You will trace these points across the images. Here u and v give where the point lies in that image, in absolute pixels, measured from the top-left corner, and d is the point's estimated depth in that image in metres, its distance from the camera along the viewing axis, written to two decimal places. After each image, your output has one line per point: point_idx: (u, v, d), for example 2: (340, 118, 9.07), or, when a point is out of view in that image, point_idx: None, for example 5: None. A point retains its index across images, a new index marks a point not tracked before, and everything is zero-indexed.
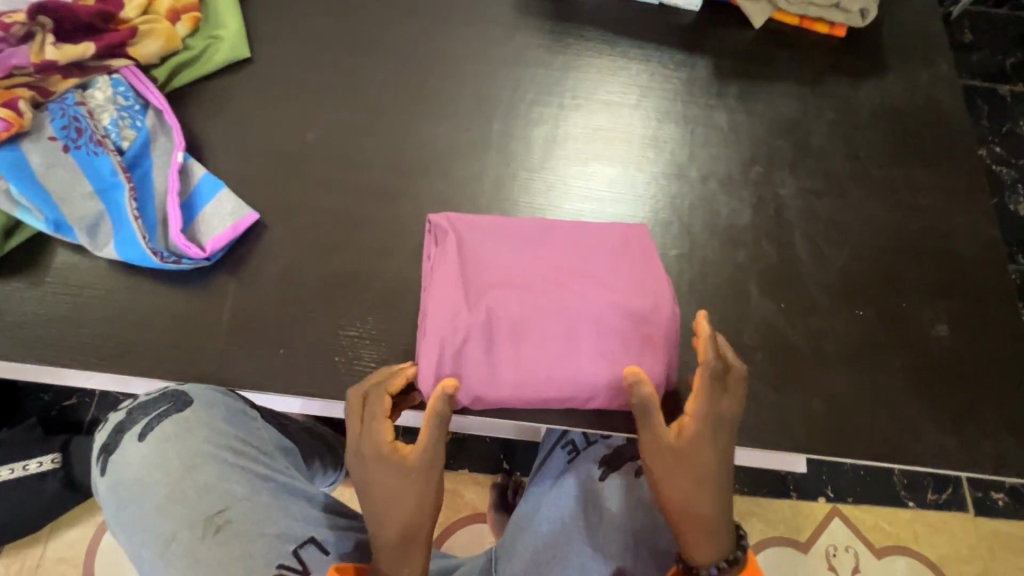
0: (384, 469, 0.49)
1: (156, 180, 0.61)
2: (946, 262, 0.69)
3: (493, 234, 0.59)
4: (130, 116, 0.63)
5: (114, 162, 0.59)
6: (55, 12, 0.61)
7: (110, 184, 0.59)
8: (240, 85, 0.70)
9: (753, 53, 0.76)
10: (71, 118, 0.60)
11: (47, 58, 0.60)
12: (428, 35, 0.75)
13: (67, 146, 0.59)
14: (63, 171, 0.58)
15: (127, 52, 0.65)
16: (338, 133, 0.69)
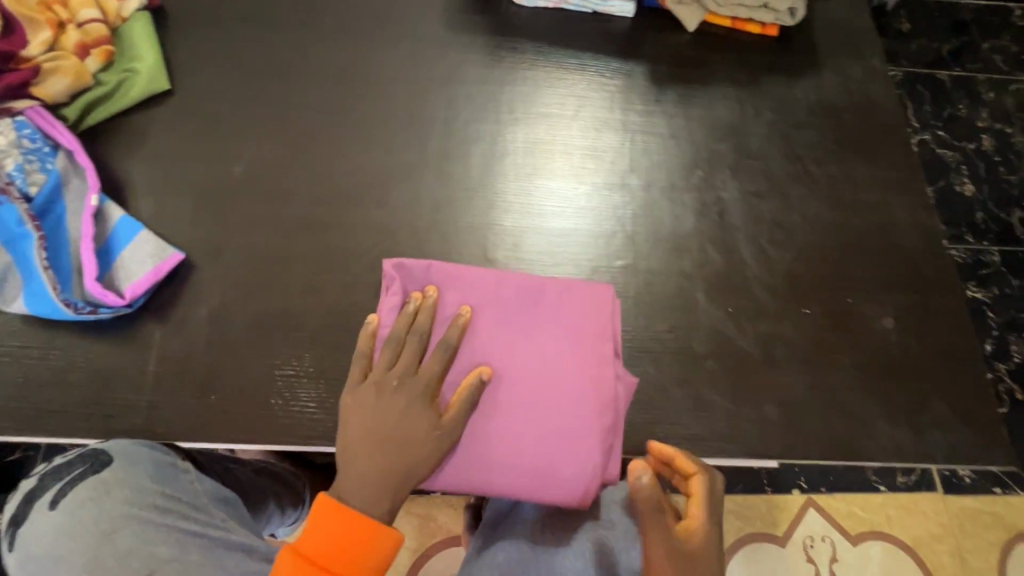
0: (382, 412, 0.52)
1: (66, 224, 0.59)
2: (886, 255, 0.71)
3: (451, 283, 0.57)
4: (33, 159, 0.60)
5: (20, 211, 0.57)
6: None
7: (15, 234, 0.56)
8: (163, 119, 0.68)
9: (687, 57, 0.81)
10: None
11: None
12: (363, 57, 0.75)
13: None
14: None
15: (32, 92, 0.62)
16: (268, 162, 0.67)
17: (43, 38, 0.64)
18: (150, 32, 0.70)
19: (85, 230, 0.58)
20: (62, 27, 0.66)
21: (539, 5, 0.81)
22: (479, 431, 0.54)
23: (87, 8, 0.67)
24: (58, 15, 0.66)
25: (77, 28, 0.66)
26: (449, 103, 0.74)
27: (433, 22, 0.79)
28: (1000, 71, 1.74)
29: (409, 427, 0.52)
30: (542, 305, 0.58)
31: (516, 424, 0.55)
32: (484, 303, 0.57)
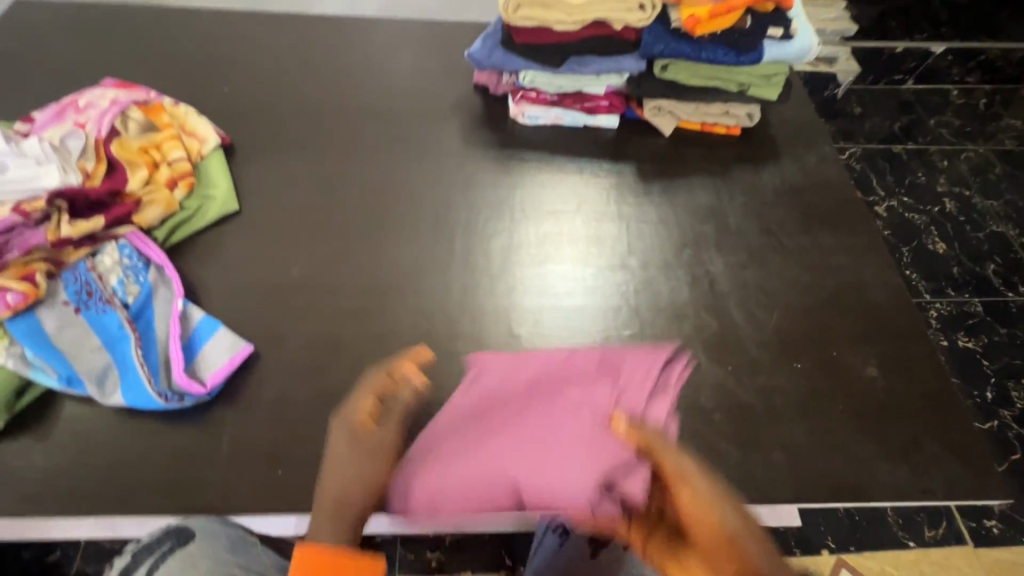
0: (343, 444, 0.59)
1: (157, 327, 0.69)
2: (862, 310, 0.81)
3: (521, 357, 0.71)
4: (132, 273, 0.71)
5: (121, 317, 0.67)
6: (70, 197, 0.72)
7: (118, 337, 0.66)
8: (233, 233, 0.81)
9: (667, 156, 0.96)
10: (84, 282, 0.68)
11: (62, 234, 0.69)
12: (397, 173, 0.90)
13: (80, 308, 0.67)
14: (74, 330, 0.66)
15: (133, 219, 0.75)
16: (321, 263, 0.79)
17: (142, 176, 0.79)
18: (224, 166, 0.85)
19: (175, 331, 0.68)
20: (156, 167, 0.82)
21: (539, 123, 0.98)
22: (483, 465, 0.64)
23: (176, 151, 0.82)
24: (154, 158, 0.82)
25: (168, 166, 0.82)
26: (470, 207, 0.87)
27: (453, 141, 0.95)
28: (948, 142, 1.95)
29: (345, 445, 0.58)
30: (603, 377, 0.69)
31: (533, 464, 0.64)
32: (550, 373, 0.70)
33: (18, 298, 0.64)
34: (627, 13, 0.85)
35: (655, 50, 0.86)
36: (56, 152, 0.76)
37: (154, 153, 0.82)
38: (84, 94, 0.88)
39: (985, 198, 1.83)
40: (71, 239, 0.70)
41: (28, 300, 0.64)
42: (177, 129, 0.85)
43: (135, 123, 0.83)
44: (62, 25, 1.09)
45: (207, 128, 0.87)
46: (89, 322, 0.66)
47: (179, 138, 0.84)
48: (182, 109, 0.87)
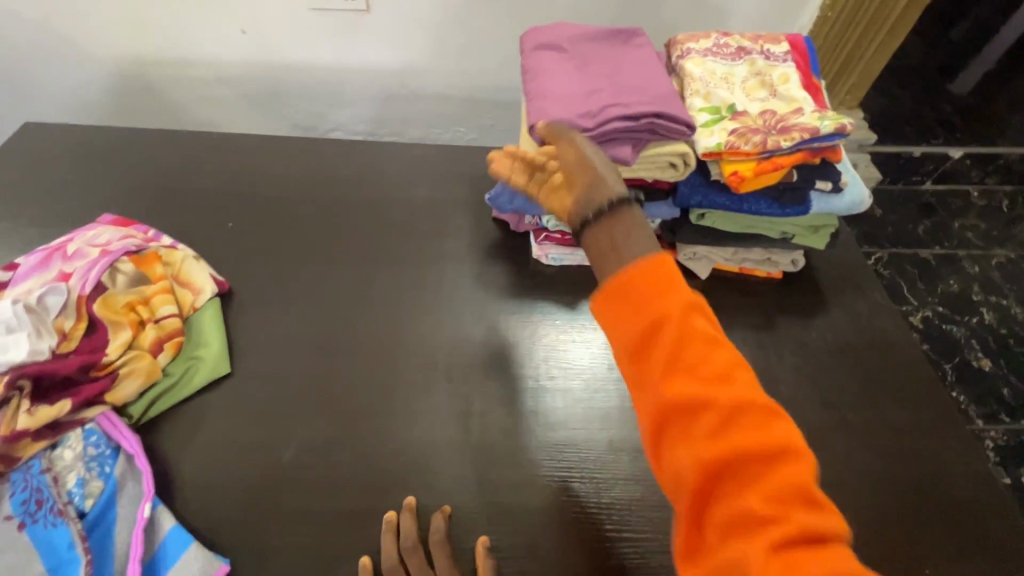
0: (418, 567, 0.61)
1: (117, 540, 0.58)
2: (941, 509, 0.70)
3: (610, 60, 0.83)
4: (96, 469, 0.61)
5: (73, 533, 0.56)
6: (37, 374, 0.63)
7: (63, 562, 0.55)
8: (218, 403, 0.71)
9: (703, 302, 0.88)
10: (36, 488, 0.58)
11: (17, 427, 0.59)
12: (407, 324, 0.82)
13: (25, 522, 0.56)
14: (14, 552, 0.55)
15: (104, 398, 0.65)
16: (316, 445, 0.69)
17: (123, 341, 0.70)
18: (218, 322, 0.77)
19: (135, 549, 0.57)
20: (141, 325, 0.73)
21: (563, 263, 0.91)
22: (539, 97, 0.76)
23: (164, 308, 0.74)
24: (138, 317, 0.73)
25: (154, 326, 0.73)
26: (489, 369, 0.78)
27: (469, 284, 0.88)
28: (978, 247, 1.88)
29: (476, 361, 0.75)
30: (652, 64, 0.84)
31: (556, 97, 0.75)
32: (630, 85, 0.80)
33: None
34: (658, 171, 0.78)
35: (692, 202, 0.79)
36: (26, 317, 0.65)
37: (138, 311, 0.74)
38: (75, 236, 0.81)
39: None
40: (29, 431, 0.60)
41: None
42: (169, 281, 0.78)
43: (121, 276, 0.75)
44: (66, 149, 1.05)
45: (203, 277, 0.79)
46: (34, 540, 0.56)
47: (170, 292, 0.77)
48: (179, 255, 0.81)
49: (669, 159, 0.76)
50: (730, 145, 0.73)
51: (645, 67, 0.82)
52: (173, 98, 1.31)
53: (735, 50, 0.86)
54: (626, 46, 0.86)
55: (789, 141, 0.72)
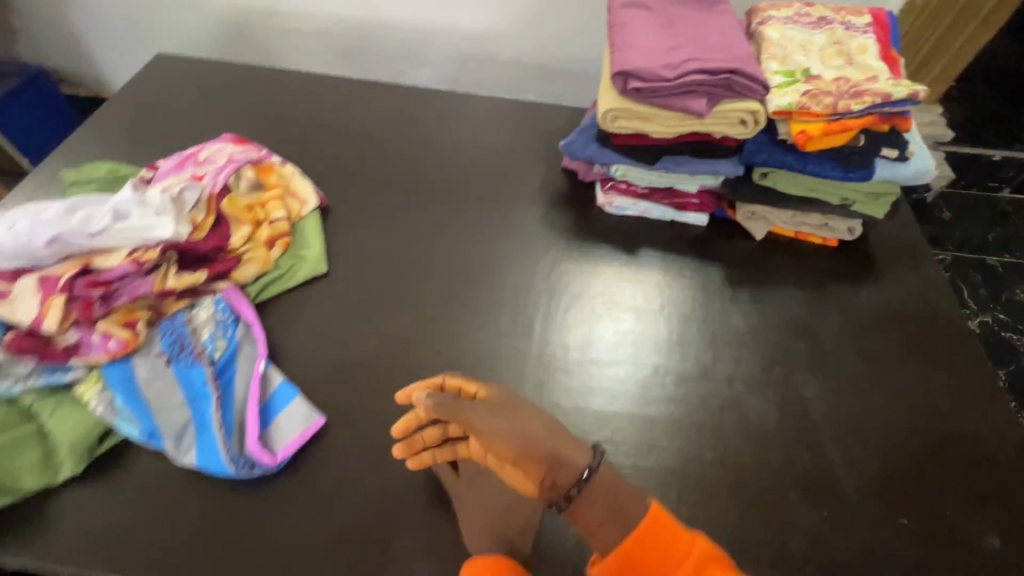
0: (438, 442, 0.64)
1: (237, 385, 0.69)
2: (980, 466, 0.72)
3: (690, 18, 0.88)
4: (222, 329, 0.73)
5: (206, 374, 0.68)
6: (180, 249, 0.75)
7: (200, 393, 0.67)
8: (315, 295, 0.82)
9: (757, 260, 0.93)
10: (180, 336, 0.71)
11: (167, 285, 0.72)
12: (478, 251, 0.91)
13: (170, 360, 0.69)
14: (161, 380, 0.67)
15: (229, 276, 0.78)
16: (396, 340, 0.79)
17: (244, 234, 0.82)
18: (319, 229, 0.88)
19: (254, 392, 0.68)
20: (258, 224, 0.85)
21: (626, 213, 0.98)
22: (624, 47, 0.83)
23: (277, 211, 0.86)
24: (257, 215, 0.85)
25: (269, 225, 0.85)
26: (550, 296, 0.86)
27: (535, 224, 0.96)
28: None
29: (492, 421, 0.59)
30: (730, 23, 0.88)
31: (638, 49, 0.82)
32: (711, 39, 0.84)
33: (119, 345, 0.67)
34: (728, 127, 0.82)
35: (757, 158, 0.84)
36: (171, 205, 0.76)
37: (257, 211, 0.86)
38: (205, 147, 0.94)
39: None
40: (176, 291, 0.73)
41: (126, 349, 0.67)
42: (282, 190, 0.90)
43: (245, 181, 0.88)
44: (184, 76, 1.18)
45: (309, 191, 0.91)
46: (178, 374, 0.68)
47: (283, 199, 0.89)
48: (289, 170, 0.92)
49: (739, 116, 0.81)
50: (801, 105, 0.77)
51: (726, 30, 0.86)
52: (271, 45, 1.43)
53: (817, 19, 0.89)
54: (709, 8, 0.91)
55: (861, 104, 0.76)
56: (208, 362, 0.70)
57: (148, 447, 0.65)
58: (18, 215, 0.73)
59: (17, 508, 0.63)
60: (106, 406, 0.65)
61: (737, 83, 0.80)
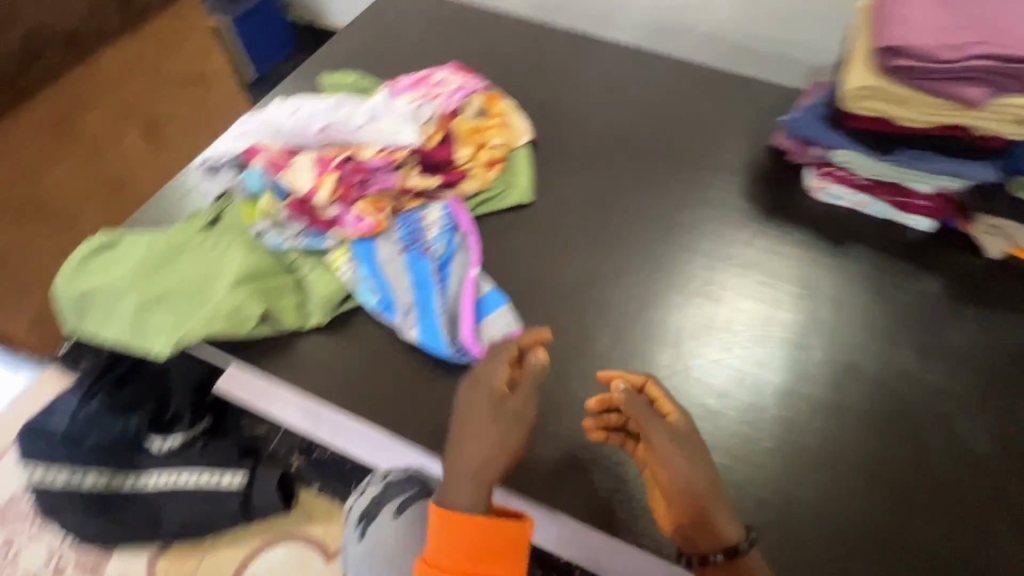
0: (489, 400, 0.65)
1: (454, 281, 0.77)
2: None
3: None
4: (444, 229, 0.81)
5: (432, 268, 0.76)
6: (422, 156, 0.85)
7: (425, 281, 0.76)
8: (520, 220, 0.89)
9: (989, 279, 0.84)
10: (412, 228, 0.79)
11: (410, 183, 0.82)
12: (670, 215, 0.92)
13: (404, 249, 0.78)
14: (396, 264, 0.77)
15: (456, 187, 0.87)
16: (590, 278, 0.84)
17: (467, 153, 0.89)
18: (526, 161, 0.93)
19: (468, 290, 0.76)
20: (478, 146, 0.92)
21: (838, 203, 0.92)
22: (894, 20, 0.76)
23: (497, 137, 0.92)
24: (479, 138, 0.92)
25: (489, 148, 0.92)
26: (740, 270, 0.86)
27: (733, 199, 0.95)
28: None
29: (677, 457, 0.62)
30: None
31: (913, 24, 0.75)
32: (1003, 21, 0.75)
33: (370, 226, 0.78)
34: (997, 124, 0.74)
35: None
36: (413, 116, 0.86)
37: (480, 135, 0.93)
38: (436, 71, 1.01)
39: None
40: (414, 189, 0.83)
41: (375, 231, 0.78)
42: (503, 119, 0.96)
43: (473, 105, 0.95)
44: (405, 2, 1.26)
45: (524, 126, 0.96)
46: (408, 261, 0.77)
47: (501, 128, 0.95)
48: (508, 104, 0.97)
49: (1017, 113, 0.72)
50: None
51: None
52: None
53: None
54: None
55: None
56: (432, 256, 0.78)
57: (381, 318, 0.76)
58: (301, 103, 0.88)
59: (279, 347, 0.77)
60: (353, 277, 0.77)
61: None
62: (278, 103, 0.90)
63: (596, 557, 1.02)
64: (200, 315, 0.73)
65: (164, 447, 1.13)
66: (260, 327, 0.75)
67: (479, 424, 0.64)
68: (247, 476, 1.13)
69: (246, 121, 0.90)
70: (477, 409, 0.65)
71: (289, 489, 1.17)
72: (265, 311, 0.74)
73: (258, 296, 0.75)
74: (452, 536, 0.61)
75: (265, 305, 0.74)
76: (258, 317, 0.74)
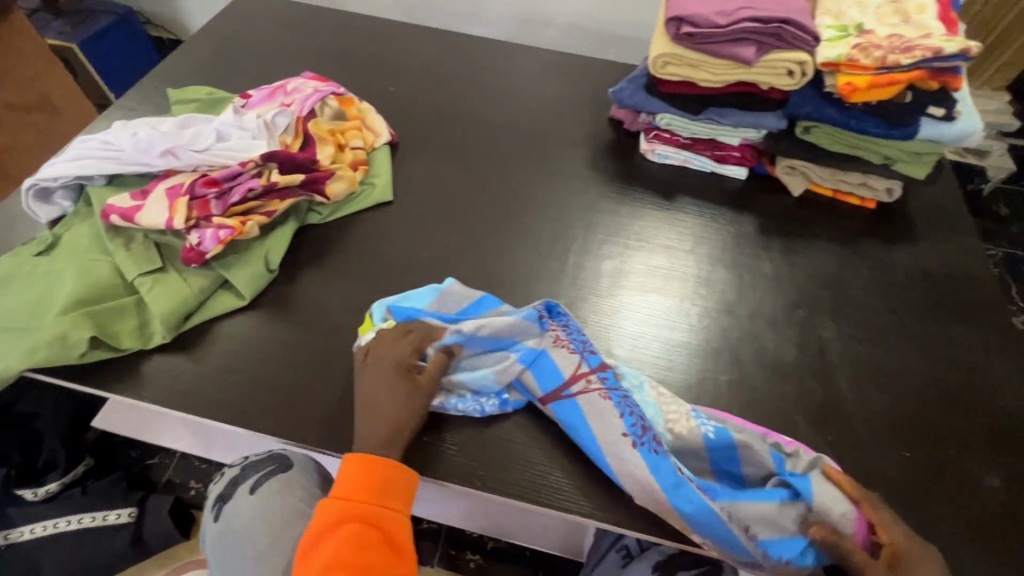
0: (396, 378, 0.67)
1: (772, 508, 0.62)
2: (997, 417, 0.74)
3: None
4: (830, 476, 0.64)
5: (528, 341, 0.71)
6: (280, 159, 0.82)
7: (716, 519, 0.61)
8: (373, 210, 0.91)
9: (792, 215, 0.96)
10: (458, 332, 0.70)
11: (272, 181, 0.80)
12: (521, 186, 0.97)
13: (635, 442, 0.64)
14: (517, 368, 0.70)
15: (324, 189, 0.86)
16: (444, 254, 0.87)
17: (331, 154, 0.90)
18: (388, 163, 0.96)
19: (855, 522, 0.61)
20: (340, 149, 0.93)
21: (668, 161, 1.02)
22: None
23: (357, 138, 0.94)
24: (339, 139, 0.93)
25: (351, 149, 0.93)
26: (585, 229, 0.92)
27: (579, 167, 1.01)
28: None
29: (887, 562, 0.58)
30: None
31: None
32: None
33: (228, 230, 0.76)
34: (774, 77, 0.85)
35: (802, 110, 0.86)
36: (265, 129, 0.86)
37: (339, 136, 0.94)
38: (292, 80, 1.00)
39: None
40: (279, 187, 0.81)
41: (235, 233, 0.76)
42: (361, 121, 0.97)
43: (330, 108, 0.95)
44: (258, 13, 1.25)
45: (383, 126, 0.98)
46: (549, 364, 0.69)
47: (361, 130, 0.96)
48: (366, 108, 0.99)
49: (786, 67, 0.84)
50: (851, 56, 0.79)
51: None
52: None
53: None
54: None
55: (910, 59, 0.77)
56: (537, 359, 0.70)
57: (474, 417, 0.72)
58: (142, 124, 0.87)
59: (118, 364, 0.73)
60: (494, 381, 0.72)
61: (789, 32, 0.82)
62: (122, 123, 0.89)
63: (498, 526, 1.04)
64: (22, 347, 0.69)
65: (41, 495, 1.05)
66: (91, 354, 0.71)
67: (389, 400, 0.66)
68: (139, 508, 1.08)
69: (81, 139, 0.87)
70: (387, 382, 0.67)
71: (183, 518, 1.12)
72: (95, 335, 0.70)
73: (88, 320, 0.70)
74: (371, 482, 0.61)
75: (94, 329, 0.70)
76: (86, 341, 0.69)
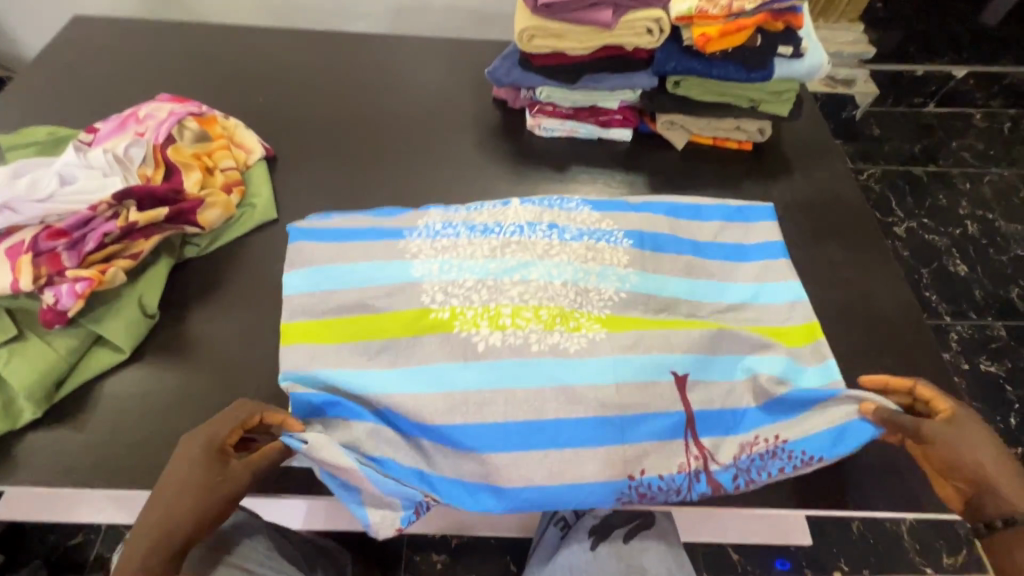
0: (189, 462, 0.55)
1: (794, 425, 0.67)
2: (875, 324, 0.81)
3: None
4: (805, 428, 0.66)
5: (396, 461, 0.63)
6: (138, 196, 0.75)
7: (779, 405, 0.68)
8: (257, 232, 0.86)
9: (678, 168, 0.99)
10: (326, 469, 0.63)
11: (131, 220, 0.74)
12: (412, 180, 0.95)
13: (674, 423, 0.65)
14: (473, 406, 0.63)
15: (197, 219, 0.81)
16: None
17: (198, 179, 0.83)
18: (266, 178, 0.90)
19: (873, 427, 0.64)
20: (209, 172, 0.87)
21: (556, 134, 1.02)
22: None
23: (227, 158, 0.88)
24: (207, 161, 0.87)
25: (222, 171, 0.88)
26: None
27: (469, 153, 1.00)
28: (972, 165, 1.88)
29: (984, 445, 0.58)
30: None
31: None
32: None
33: (85, 282, 0.69)
34: (637, 37, 0.87)
35: (668, 67, 0.88)
36: (118, 163, 0.79)
37: (206, 158, 0.87)
38: (144, 105, 0.92)
39: (1010, 223, 1.76)
40: (140, 226, 0.75)
41: (93, 283, 0.69)
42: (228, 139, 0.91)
43: (189, 130, 0.87)
44: (98, 35, 1.13)
45: (254, 140, 0.93)
46: (479, 429, 0.62)
47: (229, 148, 0.90)
48: (233, 123, 0.94)
49: (645, 25, 0.85)
50: (699, 9, 0.83)
51: None
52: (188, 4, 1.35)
53: None
54: None
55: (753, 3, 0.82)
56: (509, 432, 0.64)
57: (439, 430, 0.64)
58: None
59: None
60: (435, 296, 0.70)
61: None
62: None
63: (453, 525, 1.04)
64: None
65: None
66: None
67: (180, 467, 0.55)
68: None
69: None
70: (192, 449, 0.56)
71: None
72: None
73: None
74: None
75: None
76: None
